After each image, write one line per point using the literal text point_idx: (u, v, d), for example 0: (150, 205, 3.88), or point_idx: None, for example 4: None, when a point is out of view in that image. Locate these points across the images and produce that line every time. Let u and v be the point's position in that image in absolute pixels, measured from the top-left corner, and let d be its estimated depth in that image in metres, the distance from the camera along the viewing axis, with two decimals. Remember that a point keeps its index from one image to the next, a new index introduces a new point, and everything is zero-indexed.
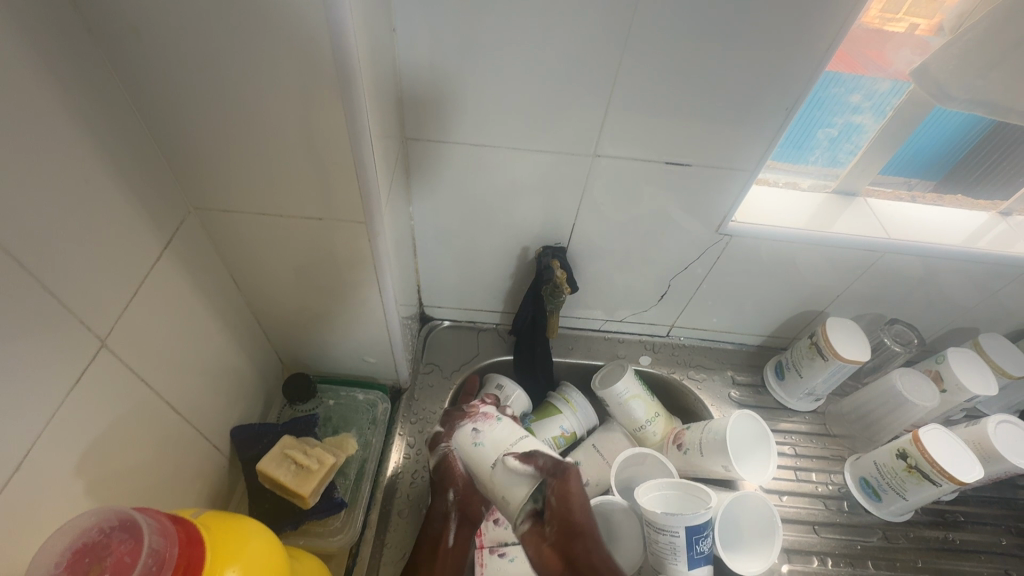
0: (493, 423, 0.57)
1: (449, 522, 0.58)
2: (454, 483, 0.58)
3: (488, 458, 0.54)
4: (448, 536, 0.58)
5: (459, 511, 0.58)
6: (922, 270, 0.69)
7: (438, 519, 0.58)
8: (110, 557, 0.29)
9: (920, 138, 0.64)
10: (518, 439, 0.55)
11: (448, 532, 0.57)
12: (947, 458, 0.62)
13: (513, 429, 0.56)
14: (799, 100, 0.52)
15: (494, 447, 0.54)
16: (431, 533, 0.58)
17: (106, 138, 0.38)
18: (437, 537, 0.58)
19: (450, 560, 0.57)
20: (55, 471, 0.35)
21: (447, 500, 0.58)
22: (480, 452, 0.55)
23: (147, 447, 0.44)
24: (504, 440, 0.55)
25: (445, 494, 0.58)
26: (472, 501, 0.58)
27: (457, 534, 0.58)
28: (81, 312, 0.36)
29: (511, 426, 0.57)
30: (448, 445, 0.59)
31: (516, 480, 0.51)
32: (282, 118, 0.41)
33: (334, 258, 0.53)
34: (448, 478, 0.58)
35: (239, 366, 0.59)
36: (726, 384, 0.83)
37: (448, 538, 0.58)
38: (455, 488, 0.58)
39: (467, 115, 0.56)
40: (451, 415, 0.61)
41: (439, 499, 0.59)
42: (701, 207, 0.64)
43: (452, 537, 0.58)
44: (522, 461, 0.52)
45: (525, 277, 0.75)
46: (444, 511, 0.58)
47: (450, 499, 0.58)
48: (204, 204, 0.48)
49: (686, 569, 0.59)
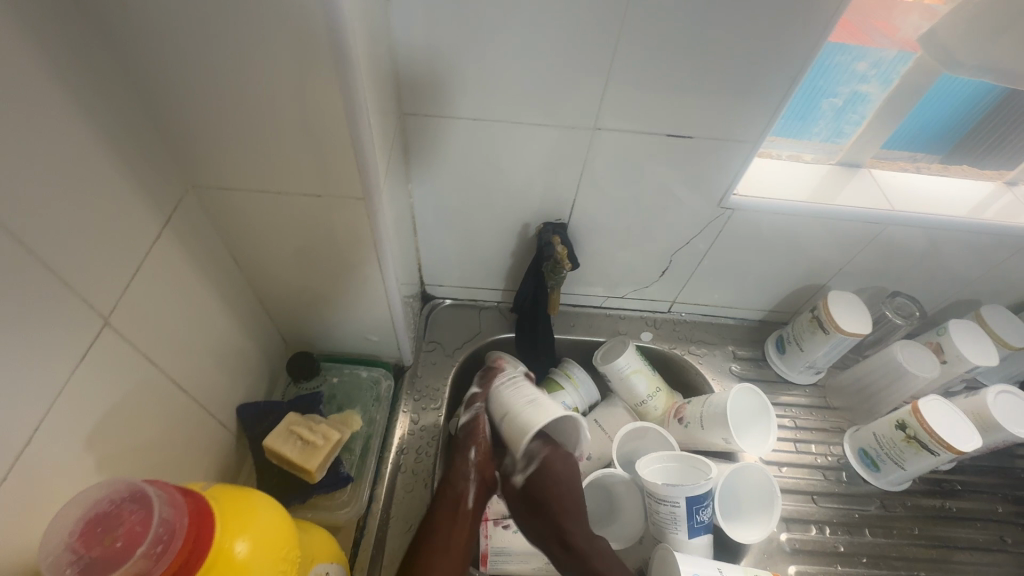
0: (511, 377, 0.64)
1: (469, 483, 0.61)
2: (478, 442, 0.63)
3: (505, 405, 0.61)
4: (468, 497, 0.60)
5: (480, 474, 0.62)
6: (926, 242, 0.69)
7: (458, 478, 0.61)
8: (121, 527, 0.30)
9: (928, 107, 0.63)
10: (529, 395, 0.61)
11: (469, 493, 0.60)
12: (946, 428, 0.62)
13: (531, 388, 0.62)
14: (804, 68, 0.51)
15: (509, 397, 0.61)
16: (450, 493, 0.60)
17: (100, 115, 0.37)
18: (457, 497, 0.60)
19: (468, 521, 0.59)
20: (64, 447, 0.36)
21: (468, 459, 0.62)
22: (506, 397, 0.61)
23: (155, 424, 0.45)
24: (518, 398, 0.61)
25: (468, 455, 0.62)
26: (490, 465, 0.62)
27: (476, 496, 0.61)
28: (81, 292, 0.36)
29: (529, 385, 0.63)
30: (482, 405, 0.64)
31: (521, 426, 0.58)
32: (277, 92, 0.40)
33: (334, 236, 0.53)
34: (471, 436, 0.63)
35: (242, 345, 0.59)
36: (727, 358, 0.83)
37: (468, 499, 0.60)
38: (477, 447, 0.62)
39: (465, 89, 0.55)
40: (487, 373, 0.67)
41: (462, 459, 0.62)
42: (703, 181, 0.63)
43: (470, 499, 0.60)
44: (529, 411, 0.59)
45: (526, 254, 0.75)
46: (465, 473, 0.61)
47: (472, 458, 0.62)
48: (202, 182, 0.47)
49: (687, 538, 0.60)
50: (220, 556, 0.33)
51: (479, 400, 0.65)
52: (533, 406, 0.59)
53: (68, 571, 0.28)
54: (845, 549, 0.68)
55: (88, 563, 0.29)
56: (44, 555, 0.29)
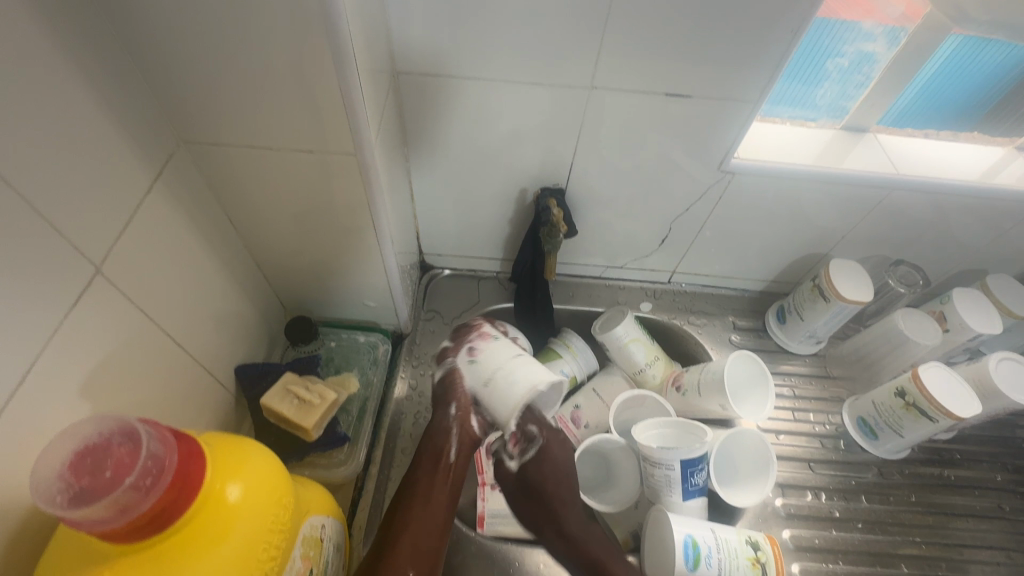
0: (489, 343, 0.61)
1: (451, 438, 0.59)
2: (457, 397, 0.59)
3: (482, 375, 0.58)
4: (450, 451, 0.58)
5: (461, 428, 0.59)
6: (932, 208, 0.67)
7: (439, 433, 0.59)
8: (111, 459, 0.31)
9: (937, 68, 0.61)
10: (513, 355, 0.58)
11: (450, 448, 0.58)
12: (946, 395, 0.62)
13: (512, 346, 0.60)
14: (808, 21, 0.49)
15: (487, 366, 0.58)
16: (431, 447, 0.59)
17: (86, 64, 0.37)
18: (437, 454, 0.58)
19: (451, 473, 0.58)
20: (59, 392, 0.37)
21: (448, 415, 0.59)
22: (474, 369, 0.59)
23: (150, 378, 0.45)
24: (505, 355, 0.58)
25: (448, 408, 0.60)
26: (473, 419, 0.59)
27: (459, 450, 0.59)
28: (72, 242, 0.37)
29: (507, 344, 0.61)
30: (452, 360, 0.62)
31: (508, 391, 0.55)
32: (263, 44, 0.39)
33: (327, 197, 0.52)
34: (450, 393, 0.60)
35: (239, 308, 0.59)
36: (727, 328, 0.83)
37: (450, 452, 0.58)
38: (458, 404, 0.59)
39: (458, 47, 0.53)
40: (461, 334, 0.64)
41: (441, 413, 0.60)
42: (704, 146, 0.62)
43: (452, 452, 0.58)
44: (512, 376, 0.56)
45: (525, 222, 0.74)
46: (446, 427, 0.59)
47: (451, 414, 0.59)
48: (193, 138, 0.47)
49: (681, 500, 0.61)
50: (210, 498, 0.34)
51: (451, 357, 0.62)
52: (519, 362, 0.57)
53: (59, 498, 0.30)
54: (841, 514, 0.68)
55: (79, 491, 0.30)
56: (34, 483, 0.29)
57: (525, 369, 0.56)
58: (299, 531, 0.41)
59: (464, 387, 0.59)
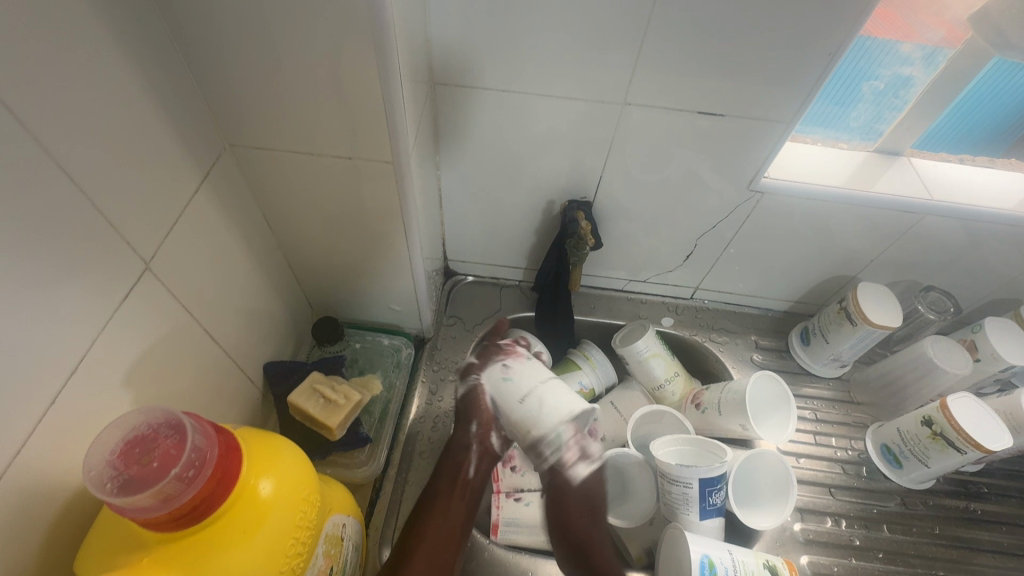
0: (523, 362, 0.58)
1: (471, 454, 0.60)
2: (478, 415, 0.59)
3: (515, 393, 0.55)
4: (469, 467, 0.60)
5: (481, 445, 0.60)
6: (967, 235, 0.66)
7: (458, 450, 0.60)
8: (158, 449, 0.33)
9: (975, 96, 0.60)
10: (546, 378, 0.56)
11: (469, 464, 0.60)
12: (975, 426, 0.60)
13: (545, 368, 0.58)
14: (844, 45, 0.49)
15: (517, 389, 0.55)
16: (451, 462, 0.60)
17: (147, 69, 0.39)
18: (458, 467, 0.60)
19: (467, 490, 0.59)
20: (106, 381, 0.38)
21: (469, 432, 0.60)
22: (508, 388, 0.56)
23: (187, 372, 0.47)
24: (531, 379, 0.56)
25: (469, 426, 0.60)
26: (493, 436, 0.60)
27: (477, 466, 0.60)
28: (124, 238, 0.38)
29: (540, 366, 0.58)
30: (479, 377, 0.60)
31: (542, 413, 0.53)
32: (312, 54, 0.41)
33: (360, 202, 0.54)
34: (471, 409, 0.60)
35: (270, 306, 0.61)
36: (749, 347, 0.82)
37: (469, 469, 0.60)
38: (480, 422, 0.59)
39: (494, 61, 0.55)
40: (488, 348, 0.63)
41: (463, 431, 0.61)
42: (734, 164, 0.62)
43: (472, 469, 0.60)
44: (552, 396, 0.54)
45: (550, 232, 0.75)
46: (466, 444, 0.60)
47: (473, 432, 0.60)
48: (238, 141, 0.49)
49: (698, 520, 0.60)
50: (245, 492, 0.35)
51: (477, 373, 0.61)
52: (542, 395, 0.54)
53: (109, 484, 0.31)
54: (861, 543, 0.67)
55: (127, 479, 0.31)
56: (87, 468, 0.31)
57: (554, 394, 0.54)
58: (323, 527, 0.42)
59: (486, 404, 0.59)
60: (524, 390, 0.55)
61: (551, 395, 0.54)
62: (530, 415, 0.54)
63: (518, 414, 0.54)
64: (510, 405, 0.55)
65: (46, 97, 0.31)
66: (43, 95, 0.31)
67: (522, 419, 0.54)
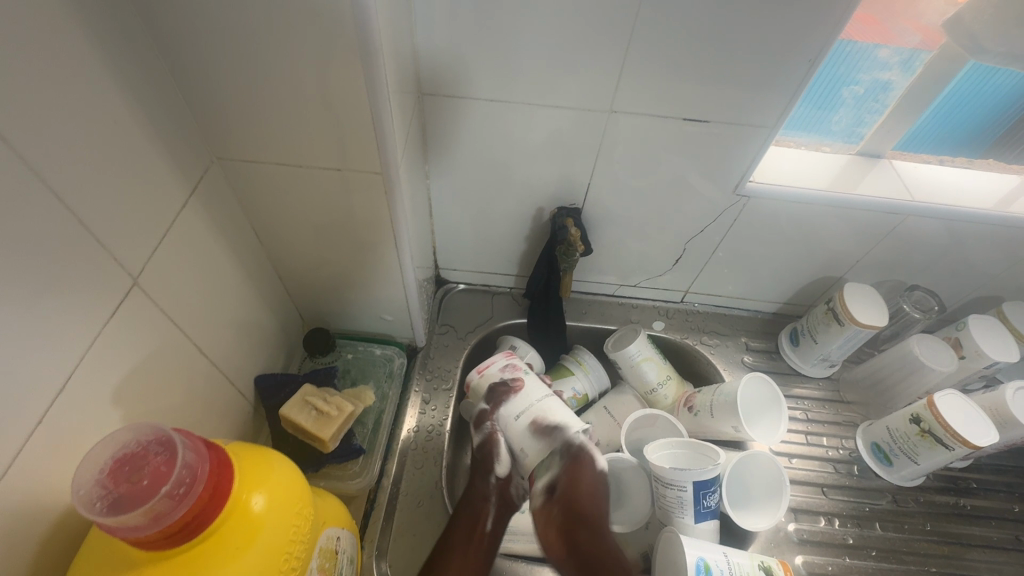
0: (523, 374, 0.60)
1: (489, 505, 0.60)
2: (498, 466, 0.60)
3: (515, 410, 0.58)
4: (487, 520, 0.59)
5: (500, 495, 0.61)
6: (948, 235, 0.68)
7: (477, 502, 0.60)
8: (148, 467, 0.33)
9: (952, 97, 0.62)
10: (544, 395, 0.59)
11: (488, 516, 0.59)
12: (962, 423, 0.61)
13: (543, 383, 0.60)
14: (823, 50, 0.51)
15: (521, 403, 0.58)
16: (467, 516, 0.59)
17: (132, 84, 0.39)
18: (474, 522, 0.58)
19: (484, 544, 0.58)
20: (92, 399, 0.38)
21: (489, 482, 0.60)
22: (510, 411, 0.58)
23: (176, 387, 0.47)
24: (527, 399, 0.58)
25: (489, 476, 0.61)
26: (513, 483, 0.61)
27: (495, 518, 0.60)
28: (111, 253, 0.38)
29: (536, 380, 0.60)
30: (493, 424, 0.59)
31: (547, 431, 0.57)
32: (300, 65, 0.41)
33: (350, 212, 0.54)
34: (489, 457, 0.60)
35: (260, 318, 0.61)
36: (740, 349, 0.83)
37: (486, 522, 0.59)
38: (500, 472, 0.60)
39: (482, 71, 0.55)
40: (493, 390, 0.60)
41: (482, 481, 0.61)
42: (720, 168, 0.62)
43: (489, 522, 0.59)
44: (553, 415, 0.57)
45: (541, 238, 0.75)
46: (485, 494, 0.60)
47: (492, 482, 0.61)
48: (226, 154, 0.49)
49: (693, 523, 0.61)
50: (237, 507, 0.34)
51: (490, 421, 0.60)
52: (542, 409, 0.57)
53: (98, 504, 0.31)
54: (854, 541, 0.67)
55: (116, 498, 0.31)
56: (76, 488, 0.31)
57: (557, 410, 0.58)
58: (316, 542, 0.41)
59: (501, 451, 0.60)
60: (524, 405, 0.58)
61: (555, 411, 0.58)
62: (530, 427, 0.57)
63: (519, 431, 0.57)
64: (515, 423, 0.58)
65: (27, 109, 0.31)
66: (27, 110, 0.31)
67: (522, 435, 0.57)
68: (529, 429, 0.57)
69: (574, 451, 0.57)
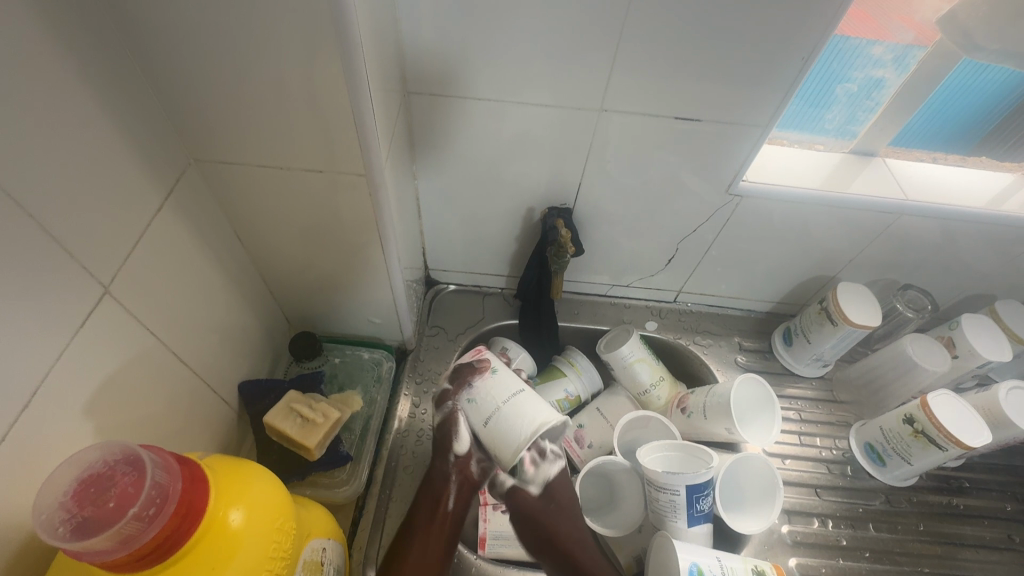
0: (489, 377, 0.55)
1: (450, 484, 0.58)
2: (456, 445, 0.58)
3: (481, 413, 0.54)
4: (448, 498, 0.57)
5: (461, 474, 0.58)
6: (942, 234, 0.67)
7: (438, 481, 0.58)
8: (114, 487, 0.31)
9: (945, 95, 0.61)
10: (516, 393, 0.53)
11: (449, 495, 0.57)
12: (955, 423, 0.61)
13: (518, 378, 0.55)
14: (816, 48, 0.50)
15: (487, 406, 0.54)
16: (429, 495, 0.58)
17: (101, 84, 0.37)
18: (437, 498, 0.57)
19: (448, 522, 0.57)
20: (63, 413, 0.36)
21: (448, 461, 0.58)
22: (471, 411, 0.55)
23: (154, 397, 0.45)
24: (496, 396, 0.54)
25: (447, 456, 0.58)
26: (473, 462, 0.58)
27: (457, 497, 0.58)
28: (83, 260, 0.37)
29: (507, 376, 0.55)
30: (453, 402, 0.57)
31: (507, 429, 0.52)
32: (277, 64, 0.40)
33: (335, 214, 0.52)
34: (449, 439, 0.58)
35: (244, 323, 0.59)
36: (733, 349, 0.82)
37: (448, 500, 0.57)
38: (459, 451, 0.58)
39: (469, 69, 0.54)
40: (459, 371, 0.58)
41: (441, 460, 0.58)
42: (712, 167, 0.62)
43: (451, 500, 0.57)
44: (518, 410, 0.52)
45: (532, 238, 0.74)
46: (445, 474, 0.58)
47: (452, 461, 0.58)
48: (204, 155, 0.47)
49: (686, 526, 0.60)
50: (214, 523, 0.33)
51: (451, 400, 0.57)
52: (512, 404, 0.53)
53: (60, 528, 0.30)
54: (847, 543, 0.67)
55: (81, 522, 0.30)
56: (36, 512, 0.30)
57: (528, 406, 0.53)
58: (300, 555, 0.40)
59: (465, 434, 0.57)
60: (489, 411, 0.53)
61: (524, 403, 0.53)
62: (501, 427, 0.52)
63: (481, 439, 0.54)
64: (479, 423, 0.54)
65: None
66: None
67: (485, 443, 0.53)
68: (490, 437, 0.53)
69: (544, 437, 0.51)
